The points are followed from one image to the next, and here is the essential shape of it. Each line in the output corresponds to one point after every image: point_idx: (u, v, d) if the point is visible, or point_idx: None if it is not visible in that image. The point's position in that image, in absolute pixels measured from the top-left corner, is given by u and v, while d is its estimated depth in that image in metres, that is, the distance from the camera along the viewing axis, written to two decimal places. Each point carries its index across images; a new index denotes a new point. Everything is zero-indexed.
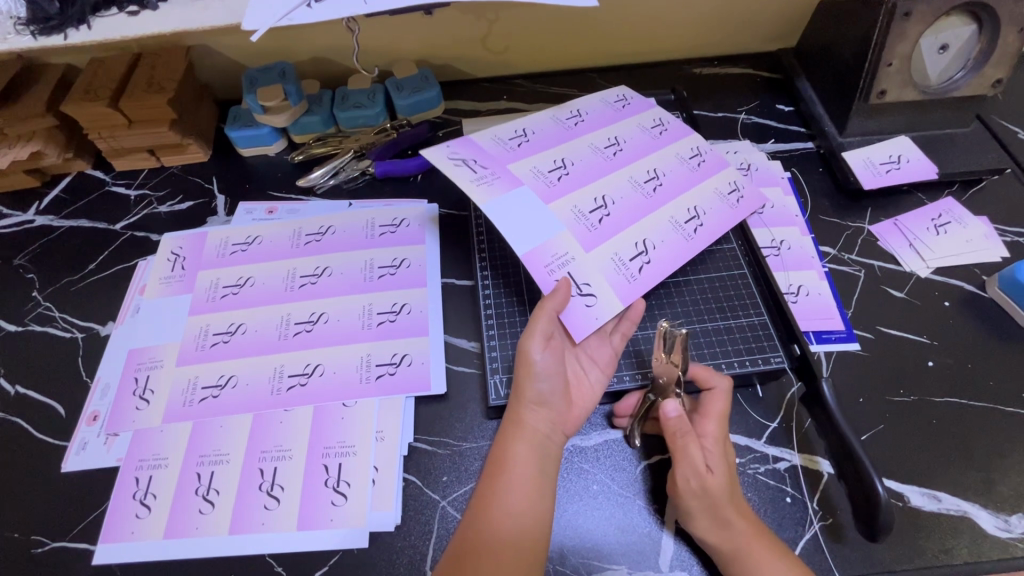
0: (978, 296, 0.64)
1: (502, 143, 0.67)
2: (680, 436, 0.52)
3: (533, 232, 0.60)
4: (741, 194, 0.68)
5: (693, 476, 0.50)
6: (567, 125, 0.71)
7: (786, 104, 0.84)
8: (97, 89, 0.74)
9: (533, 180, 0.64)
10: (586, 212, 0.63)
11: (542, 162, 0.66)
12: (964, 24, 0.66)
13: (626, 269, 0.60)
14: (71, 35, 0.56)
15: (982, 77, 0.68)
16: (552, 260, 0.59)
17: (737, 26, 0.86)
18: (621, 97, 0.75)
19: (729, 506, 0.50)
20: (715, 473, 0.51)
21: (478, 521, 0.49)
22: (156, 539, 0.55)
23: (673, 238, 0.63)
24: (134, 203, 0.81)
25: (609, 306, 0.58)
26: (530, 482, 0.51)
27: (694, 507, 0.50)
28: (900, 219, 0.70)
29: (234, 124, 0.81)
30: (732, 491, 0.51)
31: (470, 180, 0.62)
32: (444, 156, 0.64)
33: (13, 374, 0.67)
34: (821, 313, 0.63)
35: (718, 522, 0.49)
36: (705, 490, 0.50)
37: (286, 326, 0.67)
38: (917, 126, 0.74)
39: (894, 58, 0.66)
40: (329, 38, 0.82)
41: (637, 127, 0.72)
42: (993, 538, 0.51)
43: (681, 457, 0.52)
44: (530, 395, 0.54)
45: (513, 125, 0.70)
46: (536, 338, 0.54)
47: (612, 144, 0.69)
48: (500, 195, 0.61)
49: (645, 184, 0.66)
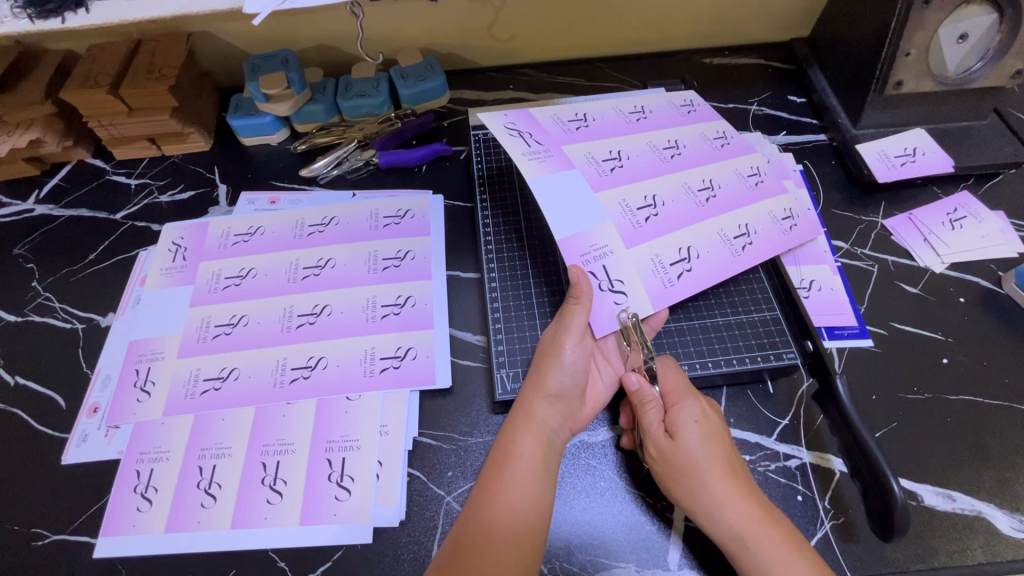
0: (994, 292, 0.63)
1: (562, 123, 0.67)
2: (644, 405, 0.53)
3: (578, 217, 0.59)
4: (795, 221, 0.64)
5: (657, 442, 0.51)
6: (630, 119, 0.69)
7: (798, 95, 0.82)
8: (96, 75, 0.73)
9: (585, 165, 0.62)
10: (634, 208, 0.61)
11: (598, 150, 0.64)
12: (985, 13, 0.63)
13: (664, 274, 0.58)
14: (69, 19, 0.54)
15: (1001, 68, 0.66)
16: (589, 249, 0.57)
17: (749, 16, 0.84)
18: (687, 101, 0.72)
19: (703, 473, 0.49)
20: (679, 438, 0.51)
21: (479, 508, 0.48)
22: (157, 532, 0.55)
23: (719, 252, 0.60)
24: (135, 192, 0.80)
25: (641, 309, 0.56)
26: (534, 474, 0.50)
27: (658, 473, 0.51)
28: (914, 212, 0.69)
29: (235, 113, 0.79)
30: (705, 459, 0.50)
31: (524, 151, 0.61)
32: (502, 124, 0.64)
33: (14, 365, 0.67)
34: (834, 309, 0.62)
35: (694, 493, 0.49)
36: (664, 457, 0.51)
37: (289, 318, 0.66)
38: (933, 118, 0.72)
39: (912, 49, 0.64)
40: (333, 25, 0.80)
41: (699, 135, 0.69)
42: (1008, 538, 0.50)
43: (644, 422, 0.53)
44: (549, 388, 0.53)
45: (575, 108, 0.69)
46: (571, 331, 0.54)
47: (671, 146, 0.67)
48: (551, 173, 0.60)
49: (699, 192, 0.64)
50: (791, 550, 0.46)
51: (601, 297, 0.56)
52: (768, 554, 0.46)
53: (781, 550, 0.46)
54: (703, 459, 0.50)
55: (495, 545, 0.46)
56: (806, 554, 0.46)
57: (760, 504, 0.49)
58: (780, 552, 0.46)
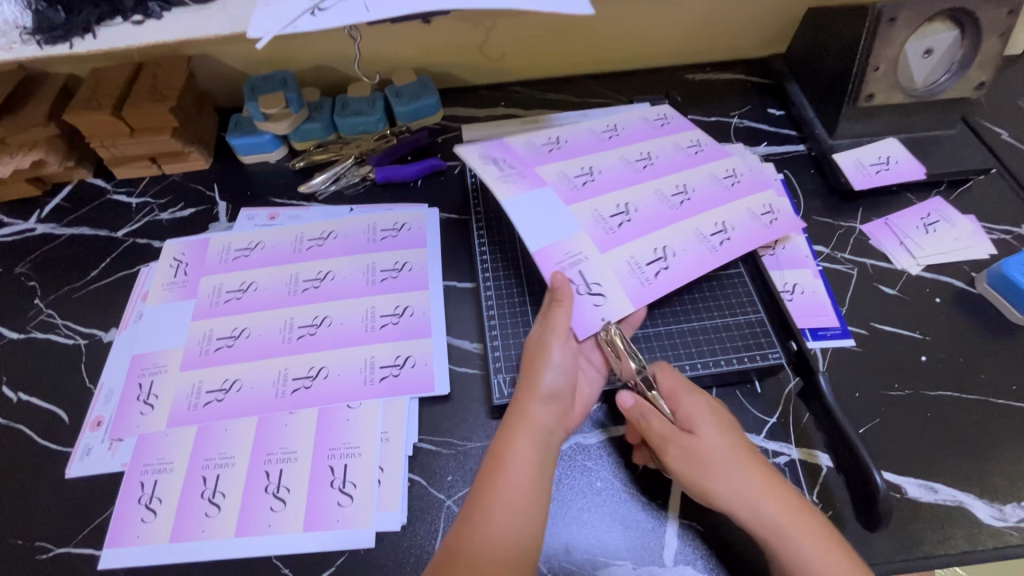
0: (968, 293, 0.66)
1: (535, 146, 0.70)
2: (649, 412, 0.53)
3: (551, 228, 0.62)
4: (775, 217, 0.66)
5: (674, 446, 0.52)
6: (603, 137, 0.72)
7: (777, 108, 0.86)
8: (99, 98, 0.75)
9: (557, 182, 0.66)
10: (607, 216, 0.64)
11: (570, 167, 0.68)
12: (947, 29, 0.67)
13: (641, 273, 0.60)
14: (76, 45, 0.56)
15: (966, 80, 0.70)
16: (563, 258, 0.60)
17: (729, 33, 0.88)
18: (660, 115, 0.76)
19: (731, 467, 0.50)
20: (695, 436, 0.52)
21: (475, 514, 0.49)
22: (162, 542, 0.56)
23: (695, 249, 0.63)
24: (136, 210, 0.81)
25: (619, 307, 0.58)
26: (527, 475, 0.51)
27: (682, 474, 0.51)
28: (890, 218, 0.72)
29: (234, 132, 0.82)
30: (728, 452, 0.51)
31: (496, 175, 0.66)
32: (475, 154, 0.68)
33: (16, 382, 0.68)
34: (817, 311, 0.64)
35: (726, 488, 0.50)
36: (688, 456, 0.51)
37: (289, 330, 0.67)
38: (905, 128, 0.75)
39: (880, 63, 0.68)
40: (329, 47, 0.83)
41: (672, 145, 0.72)
42: (988, 527, 0.52)
43: (656, 428, 0.53)
44: (539, 390, 0.54)
45: (548, 132, 0.73)
46: (556, 333, 0.56)
47: (644, 157, 0.70)
48: (521, 193, 0.64)
49: (672, 198, 0.66)
50: (824, 534, 0.48)
51: (580, 301, 0.59)
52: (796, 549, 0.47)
53: (815, 537, 0.48)
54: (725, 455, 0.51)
55: (486, 550, 0.47)
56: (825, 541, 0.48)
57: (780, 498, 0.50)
58: (816, 537, 0.48)
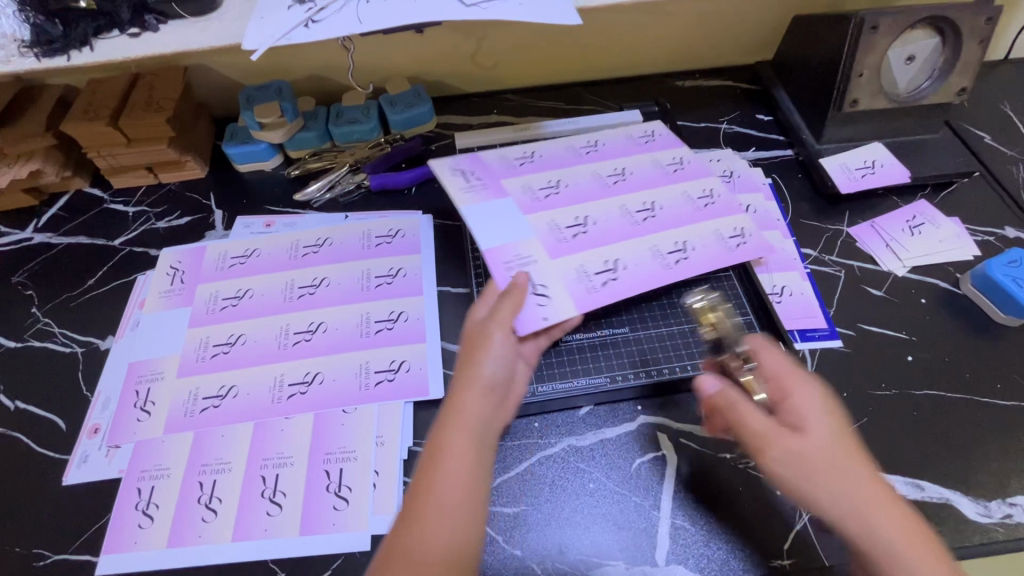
0: (953, 293, 0.67)
1: (508, 160, 0.72)
2: (741, 403, 0.47)
3: (503, 233, 0.64)
4: (745, 241, 0.65)
5: (774, 443, 0.45)
6: (580, 152, 0.74)
7: (765, 114, 0.87)
8: (96, 108, 0.76)
9: (519, 194, 0.68)
10: (562, 227, 0.65)
11: (537, 181, 0.70)
12: (928, 37, 0.69)
13: (588, 281, 0.61)
14: (74, 57, 0.57)
15: (947, 86, 0.71)
16: (513, 259, 0.62)
17: (717, 41, 0.90)
18: (647, 131, 0.76)
19: (842, 475, 0.43)
20: (802, 435, 0.45)
21: (410, 515, 0.44)
22: (159, 547, 0.56)
23: (648, 264, 0.63)
24: (132, 219, 0.82)
25: (563, 309, 0.58)
26: (465, 467, 0.45)
27: (781, 477, 0.45)
28: (876, 221, 0.73)
29: (230, 141, 0.83)
30: (838, 456, 0.44)
31: (461, 186, 0.68)
32: (447, 166, 0.70)
33: (14, 390, 0.68)
34: (805, 312, 0.65)
35: (835, 499, 0.43)
36: (790, 458, 0.44)
37: (285, 336, 0.68)
38: (890, 133, 0.76)
39: (864, 70, 0.69)
40: (324, 56, 0.84)
41: (651, 162, 0.72)
42: (974, 524, 0.53)
43: (751, 421, 0.46)
44: (478, 379, 0.50)
45: (526, 146, 0.75)
46: (501, 323, 0.53)
47: (616, 173, 0.71)
48: (483, 202, 0.66)
49: (636, 214, 0.67)
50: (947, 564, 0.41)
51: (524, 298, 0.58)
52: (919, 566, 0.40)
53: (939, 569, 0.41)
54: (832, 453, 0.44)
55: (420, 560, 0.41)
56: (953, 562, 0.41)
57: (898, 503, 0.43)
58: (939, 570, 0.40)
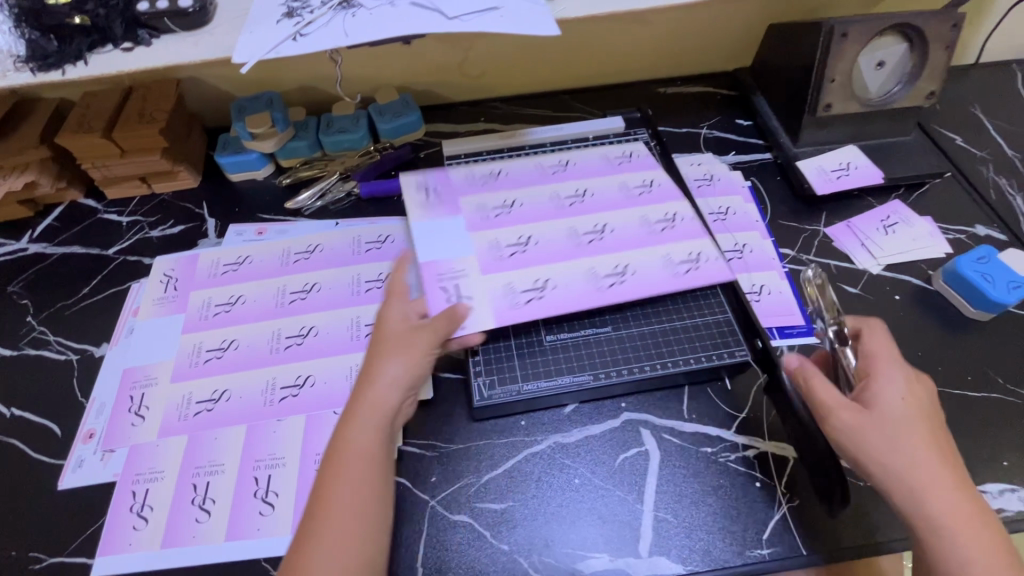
0: (926, 290, 0.69)
1: (473, 178, 0.75)
2: (814, 376, 0.52)
3: (442, 248, 0.67)
4: (694, 268, 0.65)
5: (843, 412, 0.49)
6: (547, 172, 0.76)
7: (744, 119, 0.89)
8: (90, 121, 0.78)
9: (472, 212, 0.70)
10: (502, 245, 0.67)
11: (493, 200, 0.72)
12: (897, 43, 0.71)
13: (514, 298, 0.62)
14: (68, 71, 0.59)
15: (917, 90, 0.74)
16: (447, 272, 0.64)
17: (697, 48, 0.92)
18: (624, 152, 0.77)
19: (906, 448, 0.47)
20: (875, 407, 0.49)
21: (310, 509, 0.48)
22: (153, 548, 0.57)
23: (580, 286, 0.63)
24: (126, 229, 0.84)
25: (482, 324, 0.61)
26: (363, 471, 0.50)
27: (846, 443, 0.49)
28: (852, 221, 0.75)
29: (223, 151, 0.85)
30: (908, 433, 0.47)
31: (418, 204, 0.71)
32: (413, 183, 0.74)
33: (10, 398, 0.69)
34: (783, 310, 0.67)
35: (894, 470, 0.47)
36: (854, 428, 0.49)
37: (277, 340, 0.69)
38: (864, 136, 0.79)
39: (836, 76, 0.72)
40: (313, 67, 0.86)
41: (619, 184, 0.73)
42: None
43: (820, 393, 0.51)
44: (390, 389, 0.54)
45: (495, 166, 0.77)
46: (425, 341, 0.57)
47: (575, 195, 0.72)
48: (435, 219, 0.70)
49: (582, 236, 0.68)
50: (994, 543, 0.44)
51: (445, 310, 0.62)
52: (960, 539, 0.44)
53: (984, 547, 0.44)
54: (903, 424, 0.48)
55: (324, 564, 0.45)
56: (997, 540, 0.44)
57: (963, 487, 0.46)
58: (983, 547, 0.44)
